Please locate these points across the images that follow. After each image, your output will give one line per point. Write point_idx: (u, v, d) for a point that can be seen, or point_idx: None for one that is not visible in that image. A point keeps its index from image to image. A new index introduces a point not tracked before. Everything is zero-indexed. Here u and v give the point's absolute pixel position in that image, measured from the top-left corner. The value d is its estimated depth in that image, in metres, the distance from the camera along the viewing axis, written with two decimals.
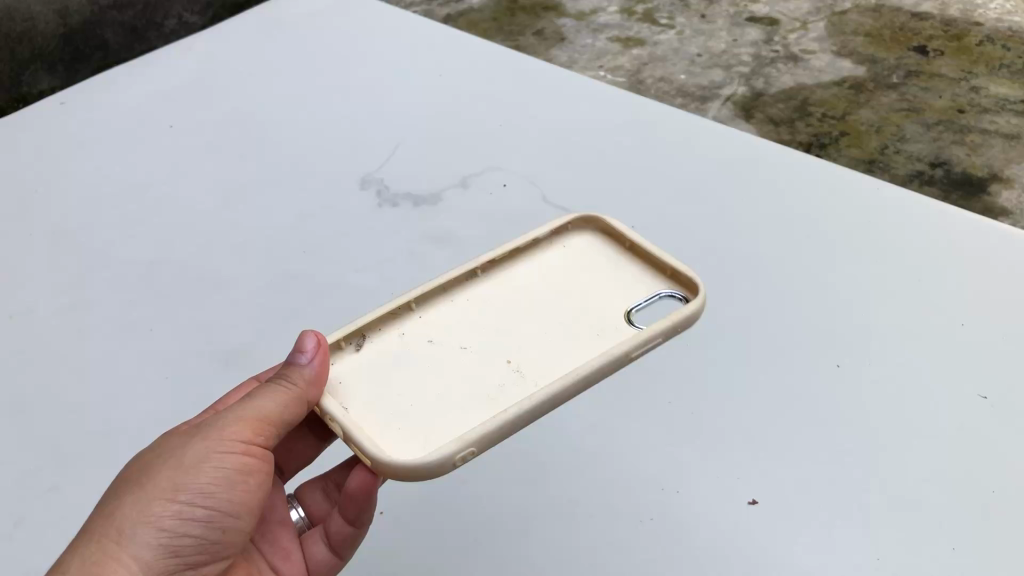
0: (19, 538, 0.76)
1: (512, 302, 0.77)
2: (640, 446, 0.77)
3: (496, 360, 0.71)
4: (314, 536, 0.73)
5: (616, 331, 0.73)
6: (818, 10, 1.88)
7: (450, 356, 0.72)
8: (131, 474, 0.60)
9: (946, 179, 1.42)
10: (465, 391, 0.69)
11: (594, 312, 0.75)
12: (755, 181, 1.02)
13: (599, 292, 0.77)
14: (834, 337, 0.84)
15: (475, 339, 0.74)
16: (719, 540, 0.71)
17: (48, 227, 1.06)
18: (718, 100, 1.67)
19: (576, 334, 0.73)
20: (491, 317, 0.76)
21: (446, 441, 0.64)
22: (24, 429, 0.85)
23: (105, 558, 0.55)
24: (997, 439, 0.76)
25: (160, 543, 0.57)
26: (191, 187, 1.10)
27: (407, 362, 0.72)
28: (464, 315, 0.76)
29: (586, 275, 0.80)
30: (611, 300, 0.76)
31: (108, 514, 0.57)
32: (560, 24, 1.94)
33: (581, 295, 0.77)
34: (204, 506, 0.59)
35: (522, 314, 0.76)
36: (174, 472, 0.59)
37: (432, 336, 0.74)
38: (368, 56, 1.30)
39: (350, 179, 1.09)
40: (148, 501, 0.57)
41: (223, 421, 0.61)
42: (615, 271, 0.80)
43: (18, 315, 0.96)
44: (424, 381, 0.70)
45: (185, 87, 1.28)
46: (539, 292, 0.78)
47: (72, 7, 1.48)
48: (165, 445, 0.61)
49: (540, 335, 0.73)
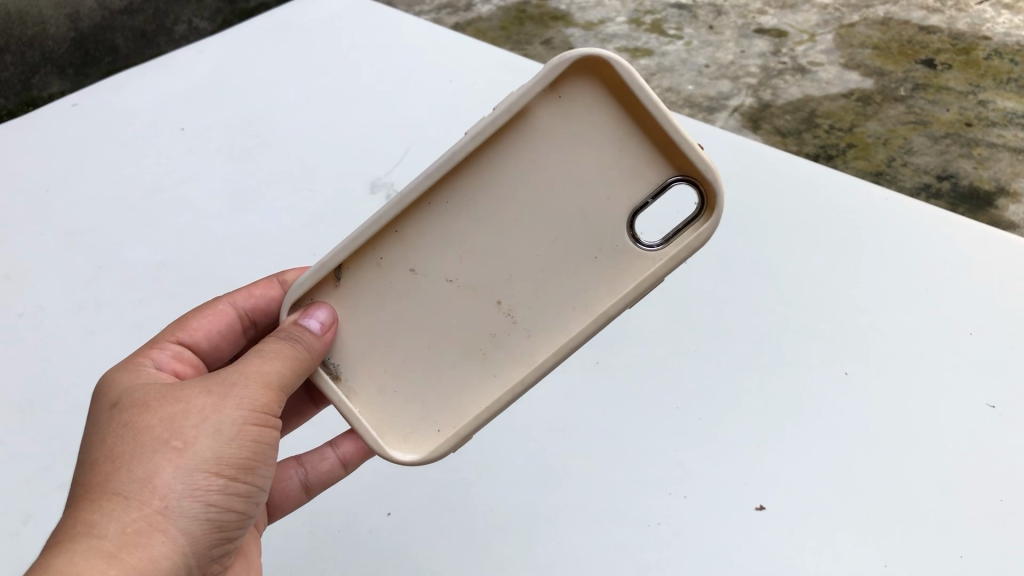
0: (28, 534, 0.77)
1: (499, 209, 0.62)
2: (648, 450, 0.77)
3: (485, 294, 0.64)
4: (285, 466, 0.73)
5: (619, 256, 0.62)
6: (826, 23, 1.89)
7: (432, 294, 0.65)
8: (159, 433, 0.53)
9: (953, 193, 1.43)
10: (456, 345, 0.65)
11: (592, 223, 0.61)
12: (762, 189, 1.02)
13: (602, 188, 0.60)
14: (842, 344, 0.84)
15: (460, 265, 0.64)
16: (727, 547, 0.71)
17: (58, 228, 1.07)
18: (725, 111, 1.68)
19: (575, 262, 0.62)
20: (476, 234, 0.63)
21: (439, 412, 0.66)
22: (33, 427, 0.85)
23: (151, 529, 0.50)
24: (1007, 449, 0.76)
25: (206, 517, 0.54)
26: (202, 189, 1.11)
27: (393, 300, 0.65)
28: (444, 231, 0.63)
29: (589, 156, 0.60)
30: (613, 198, 0.60)
31: (143, 479, 0.51)
32: (569, 33, 1.95)
33: (581, 202, 0.61)
34: (244, 480, 0.57)
35: (512, 226, 0.62)
36: (216, 441, 0.54)
37: (412, 264, 0.64)
38: (378, 62, 1.31)
39: (360, 183, 1.09)
40: (193, 471, 0.53)
41: (252, 389, 0.57)
42: (621, 149, 0.60)
43: (29, 314, 0.96)
44: (409, 328, 0.66)
45: (195, 91, 1.29)
46: (535, 193, 0.61)
47: (83, 12, 1.50)
48: (194, 405, 0.55)
49: (533, 268, 0.63)
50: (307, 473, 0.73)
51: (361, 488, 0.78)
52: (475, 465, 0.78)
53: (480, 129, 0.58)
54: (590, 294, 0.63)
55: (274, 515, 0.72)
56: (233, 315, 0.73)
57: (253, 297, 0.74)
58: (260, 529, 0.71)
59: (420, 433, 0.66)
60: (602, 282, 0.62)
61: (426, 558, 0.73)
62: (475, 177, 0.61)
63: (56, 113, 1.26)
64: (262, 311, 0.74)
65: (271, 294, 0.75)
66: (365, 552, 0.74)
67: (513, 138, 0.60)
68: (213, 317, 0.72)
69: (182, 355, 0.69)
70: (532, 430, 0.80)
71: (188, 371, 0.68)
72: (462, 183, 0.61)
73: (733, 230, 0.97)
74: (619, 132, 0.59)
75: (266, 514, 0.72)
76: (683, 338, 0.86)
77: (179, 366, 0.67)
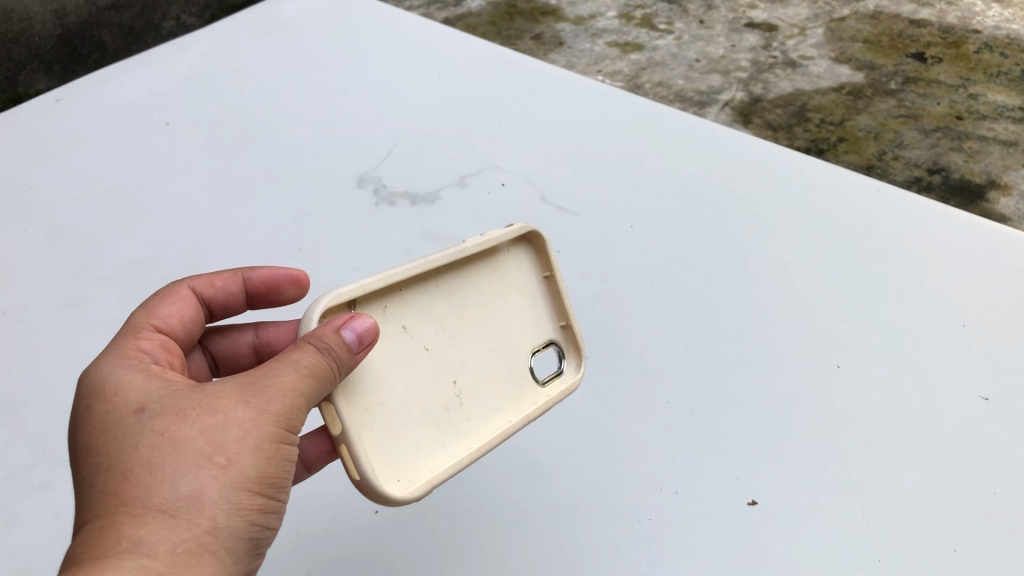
0: (9, 536, 0.75)
1: (463, 304, 0.69)
2: (639, 447, 0.76)
3: (445, 372, 0.67)
4: None
5: (529, 380, 0.72)
6: (817, 17, 1.89)
7: (409, 358, 0.65)
8: (202, 447, 0.50)
9: (944, 185, 1.41)
10: (420, 408, 0.65)
11: (520, 349, 0.72)
12: (754, 182, 1.02)
13: (521, 319, 0.72)
14: (834, 337, 0.83)
15: (437, 339, 0.67)
16: (718, 543, 0.70)
17: (41, 224, 1.05)
18: (716, 105, 1.67)
19: (505, 373, 0.71)
20: (446, 316, 0.67)
21: (406, 463, 0.63)
22: (15, 427, 0.83)
23: (199, 550, 0.48)
24: (1000, 442, 0.75)
25: (247, 535, 0.52)
26: (188, 184, 1.09)
27: (381, 347, 0.63)
28: (433, 305, 0.67)
29: (517, 298, 0.72)
30: (529, 334, 0.73)
31: (189, 497, 0.49)
32: (559, 28, 1.94)
33: (511, 327, 0.71)
34: (280, 495, 0.55)
35: (470, 323, 0.69)
36: (259, 459, 0.52)
37: (404, 323, 0.65)
38: (367, 56, 1.30)
39: (348, 178, 1.08)
40: (238, 490, 0.51)
41: (298, 408, 0.54)
42: (539, 301, 0.74)
43: (10, 312, 0.95)
44: (390, 379, 0.63)
45: (181, 85, 1.27)
46: (494, 298, 0.71)
47: (70, 8, 1.47)
48: (234, 418, 0.52)
49: (479, 365, 0.69)
50: None
51: (347, 487, 0.77)
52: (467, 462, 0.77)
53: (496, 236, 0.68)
54: (517, 399, 0.71)
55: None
56: (197, 303, 0.70)
57: (215, 286, 0.71)
58: None
59: (385, 474, 0.61)
60: (519, 399, 0.71)
61: (413, 558, 0.71)
62: (459, 273, 0.68)
63: (41, 109, 1.24)
64: (224, 303, 0.73)
65: (231, 284, 0.72)
66: (355, 557, 0.72)
67: (483, 267, 0.70)
68: (184, 305, 0.68)
69: (168, 345, 0.63)
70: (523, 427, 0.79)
71: (179, 361, 0.63)
72: (450, 271, 0.68)
73: (726, 224, 0.96)
74: (542, 293, 0.74)
75: None
76: (678, 332, 0.85)
77: (170, 357, 0.62)
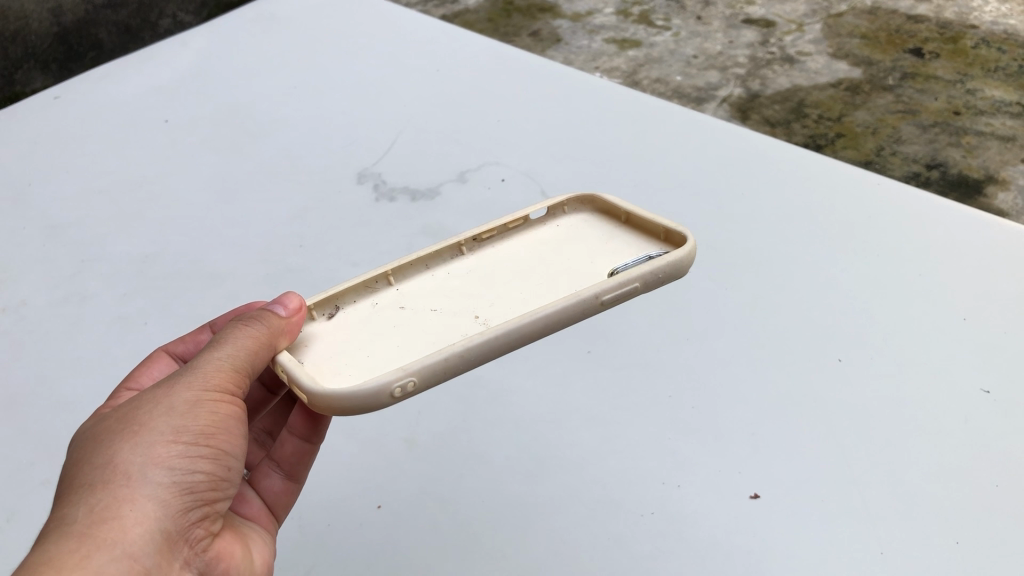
0: (8, 533, 0.74)
1: (491, 271, 0.76)
2: (640, 441, 0.76)
3: (466, 316, 0.70)
4: (260, 471, 0.71)
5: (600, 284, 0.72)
6: (814, 12, 1.90)
7: (415, 319, 0.71)
8: (114, 425, 0.53)
9: (942, 181, 1.41)
10: (427, 344, 0.68)
11: (577, 275, 0.74)
12: (756, 179, 1.02)
13: (580, 259, 0.76)
14: (834, 331, 0.84)
15: (448, 301, 0.73)
16: (720, 537, 0.69)
17: (41, 221, 1.05)
18: (714, 101, 1.67)
19: (555, 292, 0.72)
20: (466, 281, 0.75)
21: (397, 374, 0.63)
22: (16, 425, 0.82)
23: (116, 501, 0.49)
24: (999, 434, 0.75)
25: (172, 481, 0.52)
26: (188, 180, 1.09)
27: (376, 323, 0.71)
28: (441, 285, 0.75)
29: (571, 248, 0.78)
30: (595, 263, 0.76)
31: (103, 465, 0.51)
32: (556, 25, 1.94)
33: (567, 264, 0.76)
34: (211, 444, 0.55)
35: (500, 277, 0.75)
36: (169, 415, 0.53)
37: (404, 303, 0.73)
38: (365, 52, 1.29)
39: (347, 174, 1.07)
40: (150, 443, 0.52)
41: (200, 369, 0.57)
42: (609, 240, 0.79)
43: (9, 309, 0.94)
44: (387, 338, 0.69)
45: (180, 82, 1.27)
46: (516, 262, 0.77)
47: (66, 7, 1.46)
48: (143, 396, 0.55)
49: (518, 297, 0.72)
50: (280, 463, 0.71)
51: (348, 484, 0.76)
52: (468, 457, 0.77)
53: (491, 228, 0.79)
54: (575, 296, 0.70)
55: (277, 517, 0.70)
56: (172, 360, 0.71)
57: (184, 341, 0.73)
58: (273, 530, 0.68)
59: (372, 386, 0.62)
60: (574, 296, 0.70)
61: (415, 553, 0.71)
62: (476, 256, 0.78)
63: (39, 107, 1.24)
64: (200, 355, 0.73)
65: (201, 335, 0.73)
66: (357, 554, 0.71)
67: (510, 242, 0.80)
68: (155, 365, 0.70)
69: None
70: (524, 422, 0.79)
71: None
72: (464, 257, 0.78)
73: (726, 220, 0.96)
74: (609, 238, 0.79)
75: (271, 515, 0.69)
76: (677, 328, 0.85)
77: None
